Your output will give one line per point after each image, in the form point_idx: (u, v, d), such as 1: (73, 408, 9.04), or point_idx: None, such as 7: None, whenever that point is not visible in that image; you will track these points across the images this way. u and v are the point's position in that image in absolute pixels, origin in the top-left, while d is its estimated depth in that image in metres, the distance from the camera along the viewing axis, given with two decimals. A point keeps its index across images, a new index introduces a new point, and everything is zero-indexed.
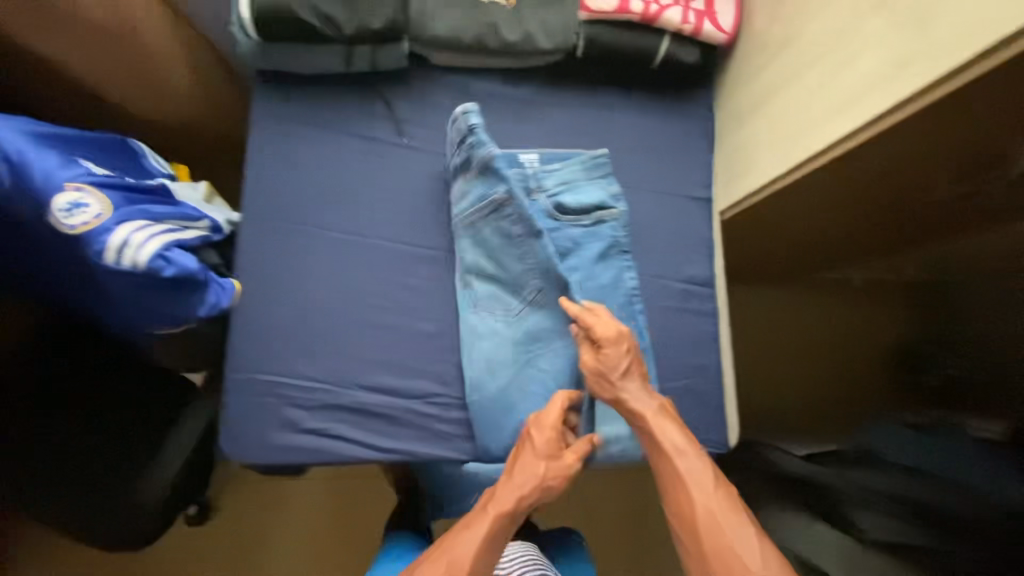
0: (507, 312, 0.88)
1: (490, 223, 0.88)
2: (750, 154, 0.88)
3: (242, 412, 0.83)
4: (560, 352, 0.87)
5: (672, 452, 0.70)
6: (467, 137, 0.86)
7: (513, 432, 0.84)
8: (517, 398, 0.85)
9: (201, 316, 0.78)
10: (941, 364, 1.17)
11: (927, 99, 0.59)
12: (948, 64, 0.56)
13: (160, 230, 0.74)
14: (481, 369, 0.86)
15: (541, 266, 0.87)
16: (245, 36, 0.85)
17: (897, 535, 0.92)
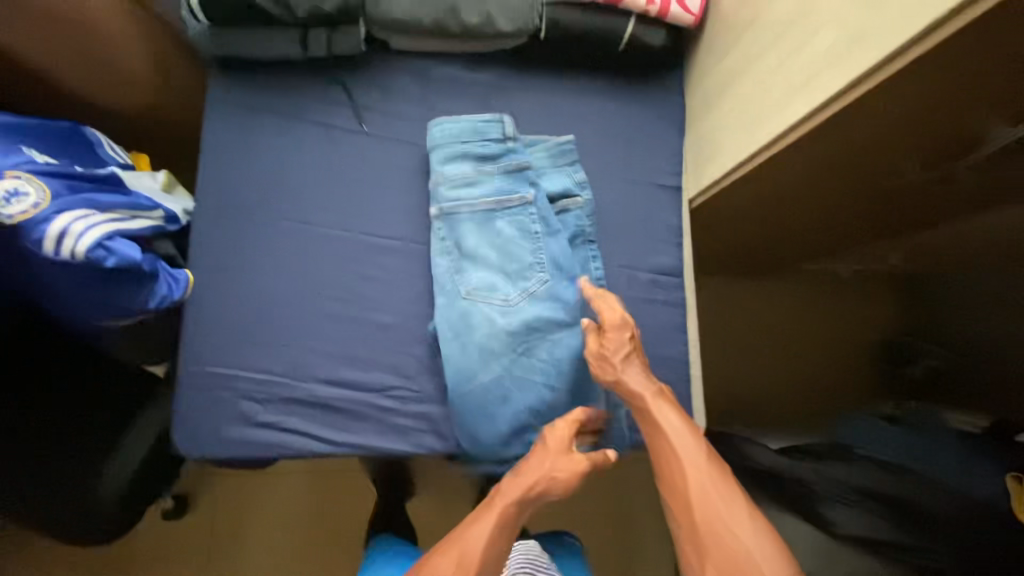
0: (506, 302, 0.84)
1: (506, 216, 0.87)
2: (719, 138, 0.85)
3: (195, 405, 0.82)
4: (557, 344, 0.84)
5: (666, 436, 0.73)
6: (507, 141, 0.89)
7: (507, 422, 0.82)
8: (516, 387, 0.82)
9: (152, 308, 0.77)
10: (925, 356, 1.17)
11: (882, 75, 0.56)
12: (905, 34, 0.53)
13: (103, 218, 0.72)
14: (475, 359, 0.82)
15: (551, 259, 0.86)
16: (195, 20, 0.83)
17: (870, 530, 0.93)
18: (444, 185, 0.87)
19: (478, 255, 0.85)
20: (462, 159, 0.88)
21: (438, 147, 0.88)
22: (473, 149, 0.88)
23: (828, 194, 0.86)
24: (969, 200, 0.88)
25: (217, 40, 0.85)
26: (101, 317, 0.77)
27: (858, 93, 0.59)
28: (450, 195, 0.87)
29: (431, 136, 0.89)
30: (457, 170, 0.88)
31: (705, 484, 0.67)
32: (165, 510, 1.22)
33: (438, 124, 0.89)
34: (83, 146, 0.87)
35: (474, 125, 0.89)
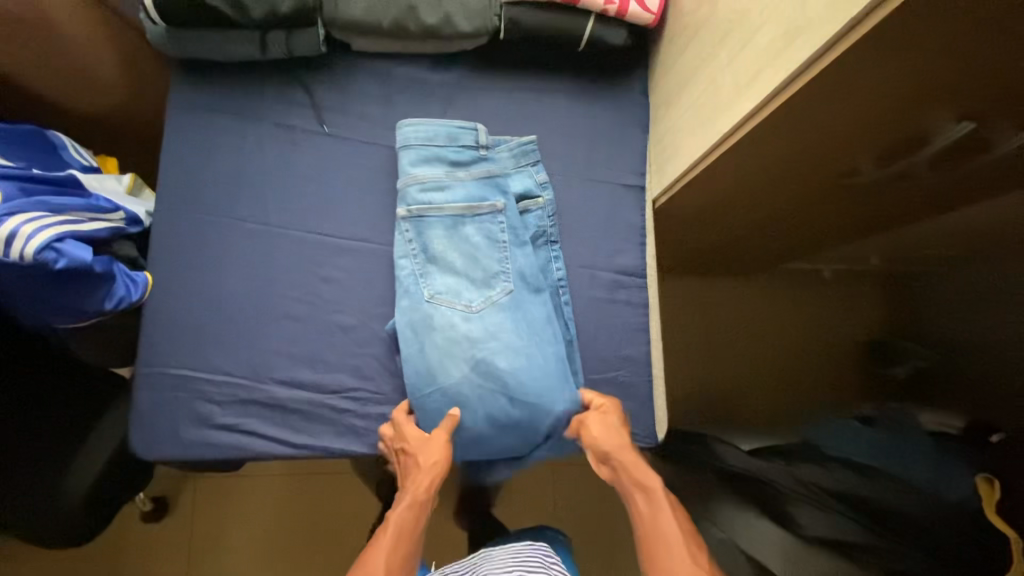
0: (468, 308, 0.83)
1: (474, 223, 0.86)
2: (679, 138, 0.85)
3: (152, 407, 0.82)
4: (517, 352, 0.82)
5: (661, 521, 0.69)
6: (480, 149, 0.89)
7: (469, 430, 0.81)
8: (474, 395, 0.81)
9: (110, 309, 0.77)
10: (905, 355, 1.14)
11: (808, 76, 0.57)
12: (827, 33, 0.53)
13: (56, 220, 0.71)
14: (435, 363, 0.81)
15: (518, 270, 0.85)
16: (153, 23, 0.83)
17: (833, 531, 0.89)
18: (415, 186, 0.86)
19: (443, 259, 0.85)
20: (435, 162, 0.88)
21: (410, 148, 0.87)
22: (447, 153, 0.88)
23: (788, 192, 0.85)
24: (931, 198, 0.88)
25: (176, 43, 0.86)
26: (54, 321, 0.76)
27: (806, 79, 0.57)
28: (420, 197, 0.86)
29: (402, 136, 0.88)
30: (428, 172, 0.87)
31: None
32: (144, 513, 1.22)
33: (412, 125, 0.88)
34: (46, 148, 0.87)
35: (449, 132, 0.88)
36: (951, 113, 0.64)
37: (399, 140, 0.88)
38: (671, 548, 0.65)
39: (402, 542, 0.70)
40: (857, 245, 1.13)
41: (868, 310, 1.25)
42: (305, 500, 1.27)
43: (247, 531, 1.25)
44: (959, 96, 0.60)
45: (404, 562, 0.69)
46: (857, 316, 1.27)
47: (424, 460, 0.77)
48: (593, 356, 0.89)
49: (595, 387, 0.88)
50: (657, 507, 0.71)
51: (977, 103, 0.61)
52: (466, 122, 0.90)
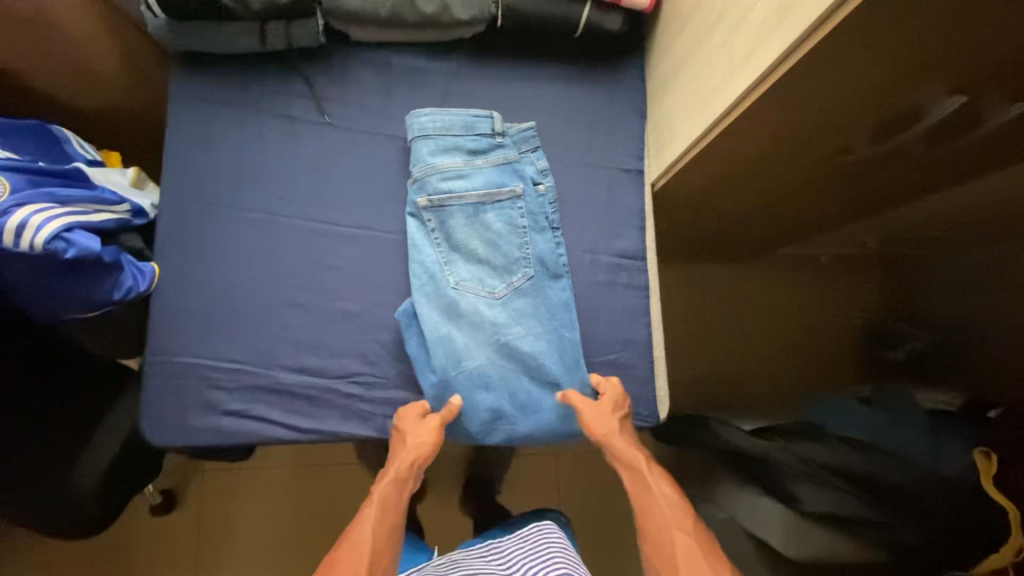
0: (492, 295, 0.86)
1: (495, 210, 0.88)
2: (676, 123, 0.86)
3: (163, 394, 0.84)
4: (538, 336, 0.85)
5: (656, 501, 0.73)
6: (496, 137, 0.90)
7: (487, 410, 0.84)
8: (498, 375, 0.85)
9: (116, 299, 0.78)
10: (905, 339, 1.19)
11: (800, 53, 0.58)
12: (816, 11, 0.54)
13: (63, 211, 0.72)
14: (463, 347, 0.84)
15: (538, 256, 0.88)
16: (153, 15, 0.84)
17: (831, 505, 0.94)
18: (435, 176, 0.87)
19: (466, 248, 0.87)
20: (453, 151, 0.89)
21: (428, 138, 0.88)
22: (465, 143, 0.89)
23: (783, 173, 0.86)
24: (924, 174, 0.89)
25: (177, 35, 0.86)
26: (63, 310, 0.77)
27: (800, 55, 0.58)
28: (440, 186, 0.87)
29: (418, 125, 0.88)
30: (448, 161, 0.88)
31: (684, 549, 0.65)
32: (152, 505, 1.23)
33: (427, 115, 0.88)
34: (49, 142, 0.88)
35: (466, 121, 0.89)
36: (941, 87, 0.65)
37: (416, 129, 0.88)
38: (658, 517, 0.70)
39: (388, 519, 0.73)
40: (854, 227, 1.14)
41: (862, 294, 1.30)
42: (314, 490, 1.29)
43: (257, 520, 1.27)
44: (955, 67, 0.61)
45: (389, 534, 0.71)
46: (855, 299, 1.31)
47: (419, 445, 0.79)
48: (595, 338, 0.90)
49: (596, 368, 0.89)
50: (644, 482, 0.76)
51: (966, 76, 0.63)
52: (485, 110, 0.91)
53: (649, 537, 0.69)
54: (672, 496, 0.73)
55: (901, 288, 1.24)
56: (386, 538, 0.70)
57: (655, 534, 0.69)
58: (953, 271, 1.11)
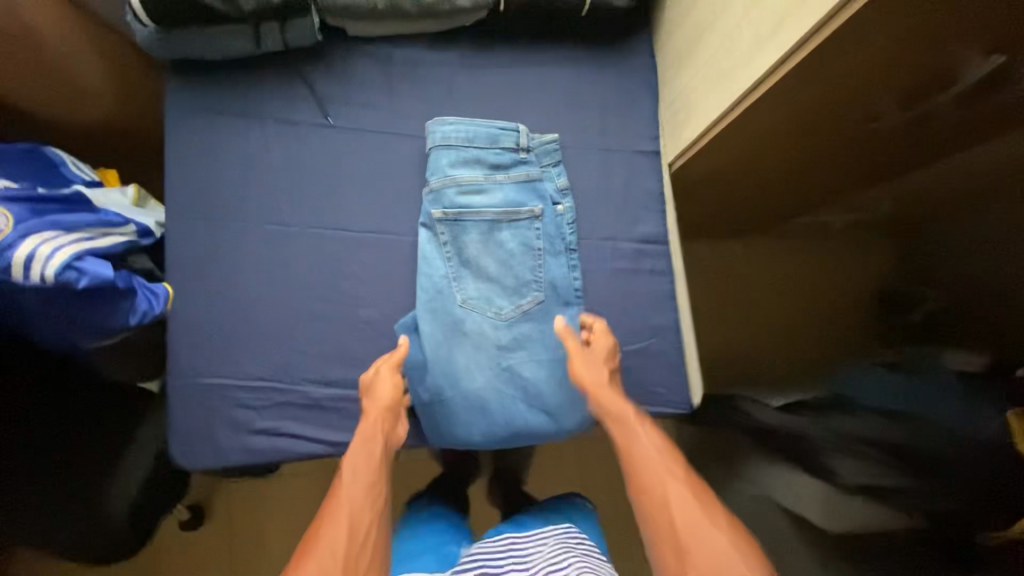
0: (499, 315, 0.83)
1: (511, 229, 0.85)
2: (693, 102, 0.83)
3: (191, 418, 0.82)
4: (541, 362, 0.83)
5: (645, 451, 0.72)
6: (520, 152, 0.87)
7: (504, 424, 0.82)
8: (497, 401, 0.82)
9: (134, 324, 0.76)
10: (923, 301, 1.19)
11: (832, 28, 0.55)
12: None
13: (72, 238, 0.71)
14: (463, 368, 0.82)
15: (550, 280, 0.85)
16: (140, 24, 0.80)
17: (874, 478, 0.93)
18: (453, 188, 0.84)
19: (477, 264, 0.84)
20: (474, 164, 0.85)
21: (449, 148, 0.85)
22: (487, 156, 0.86)
23: (807, 145, 0.84)
24: (949, 138, 0.87)
25: (167, 44, 0.82)
26: (80, 341, 0.75)
27: (832, 27, 0.55)
28: (458, 200, 0.84)
29: (441, 133, 0.85)
30: (468, 174, 0.85)
31: (679, 499, 0.65)
32: (182, 521, 1.23)
33: (451, 123, 0.85)
34: (45, 166, 0.86)
35: (492, 134, 0.86)
36: (978, 48, 0.62)
37: (439, 137, 0.85)
38: (653, 467, 0.69)
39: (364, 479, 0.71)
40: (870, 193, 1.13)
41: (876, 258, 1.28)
42: None
43: (289, 528, 1.27)
44: (992, 28, 0.58)
45: (369, 493, 0.70)
46: (868, 262, 1.28)
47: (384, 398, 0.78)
48: (623, 327, 0.88)
49: (625, 359, 0.88)
50: (632, 432, 0.74)
51: (1008, 34, 0.60)
52: (514, 124, 0.88)
53: (641, 487, 0.68)
54: (661, 446, 0.72)
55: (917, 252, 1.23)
56: (366, 498, 0.69)
57: (649, 484, 0.68)
58: (960, 233, 1.12)
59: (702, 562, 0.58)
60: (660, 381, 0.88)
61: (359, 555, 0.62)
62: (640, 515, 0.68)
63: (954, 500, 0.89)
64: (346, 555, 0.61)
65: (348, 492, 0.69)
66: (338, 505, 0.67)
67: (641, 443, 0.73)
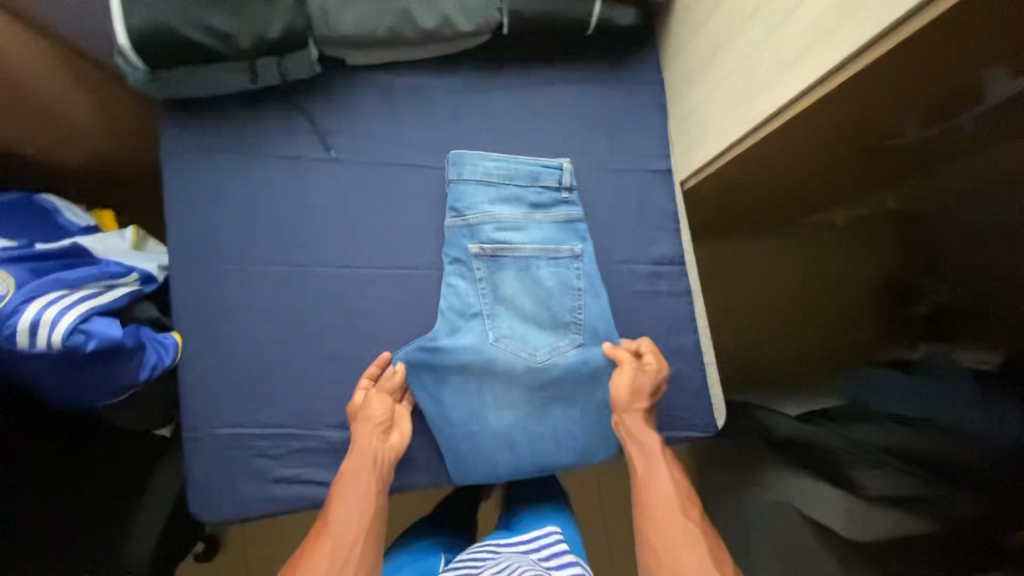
0: (532, 356, 0.81)
1: (550, 267, 0.83)
2: (707, 122, 0.81)
3: (209, 470, 0.80)
4: (578, 401, 0.83)
5: (661, 485, 0.72)
6: (563, 191, 0.85)
7: (531, 459, 0.82)
8: (527, 438, 0.82)
9: (145, 379, 0.74)
10: (926, 294, 0.94)
11: (873, 55, 0.53)
12: (894, 12, 0.49)
13: (77, 298, 0.68)
14: (492, 404, 0.81)
15: (591, 322, 0.83)
16: (131, 66, 0.76)
17: (892, 488, 0.91)
18: (490, 224, 0.83)
19: (513, 302, 0.82)
20: (514, 202, 0.84)
21: (488, 185, 0.84)
22: (527, 195, 0.84)
23: (826, 159, 0.82)
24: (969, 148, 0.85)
25: (162, 83, 0.79)
26: (91, 400, 0.73)
27: (878, 52, 0.52)
28: (495, 236, 0.83)
29: (483, 168, 0.84)
30: (507, 212, 0.83)
31: (683, 535, 0.65)
32: (195, 553, 1.21)
33: (488, 159, 0.84)
34: (38, 216, 0.83)
35: (534, 171, 0.84)
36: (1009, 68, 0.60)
37: (480, 173, 0.84)
38: (663, 500, 0.70)
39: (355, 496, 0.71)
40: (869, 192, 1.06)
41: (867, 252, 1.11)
42: None
43: None
44: None
45: (362, 514, 0.69)
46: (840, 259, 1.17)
47: (371, 413, 0.77)
48: None
49: None
50: (653, 461, 0.75)
51: None
52: (560, 160, 0.86)
53: (647, 516, 0.69)
54: (677, 480, 0.73)
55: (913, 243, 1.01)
56: (355, 516, 0.68)
57: (660, 516, 0.68)
58: (956, 229, 0.90)
59: None
60: (684, 406, 0.87)
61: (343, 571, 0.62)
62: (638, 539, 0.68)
63: (972, 503, 0.78)
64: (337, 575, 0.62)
65: (338, 512, 0.68)
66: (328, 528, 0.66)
67: (661, 472, 0.74)
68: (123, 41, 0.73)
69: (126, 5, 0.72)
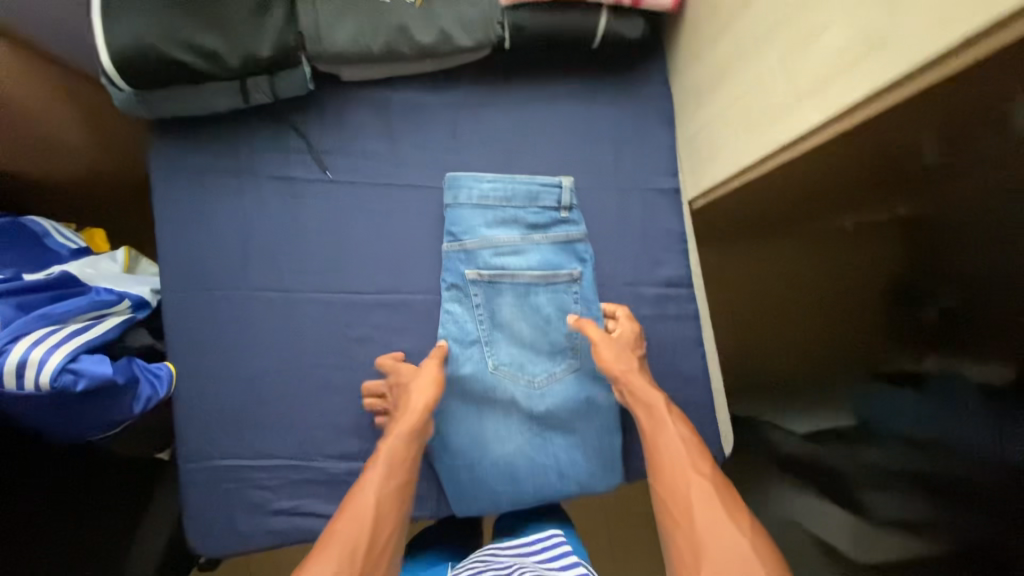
0: (531, 383, 0.80)
1: (549, 292, 0.81)
2: (717, 142, 0.78)
3: (206, 502, 0.79)
4: (576, 431, 0.81)
5: (674, 442, 0.70)
6: (562, 211, 0.82)
7: (533, 490, 0.80)
8: (527, 467, 0.80)
9: (139, 413, 0.72)
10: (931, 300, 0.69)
11: (895, 95, 0.49)
12: (919, 53, 0.45)
13: (65, 334, 0.67)
14: (491, 434, 0.79)
15: (587, 347, 0.81)
16: (116, 88, 0.73)
17: (898, 513, 0.78)
18: (488, 249, 0.80)
19: (511, 328, 0.80)
20: (511, 224, 0.81)
21: (484, 208, 0.81)
22: (525, 216, 0.81)
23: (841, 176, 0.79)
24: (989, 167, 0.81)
25: (150, 104, 0.76)
26: (84, 434, 0.72)
27: (912, 90, 0.47)
28: (492, 261, 0.80)
29: (478, 191, 0.81)
30: (505, 236, 0.81)
31: (701, 499, 0.63)
32: None
33: (486, 181, 0.81)
34: (26, 239, 0.80)
35: (531, 191, 0.81)
36: None
37: (476, 196, 0.81)
38: (677, 463, 0.68)
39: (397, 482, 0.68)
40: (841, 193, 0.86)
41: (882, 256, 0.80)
42: None
43: None
44: None
45: (395, 500, 0.66)
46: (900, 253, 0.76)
47: (422, 391, 0.73)
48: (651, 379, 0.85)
49: None
50: (662, 421, 0.73)
51: None
52: (560, 178, 0.83)
53: (663, 484, 0.67)
54: (689, 439, 0.71)
55: (913, 249, 0.75)
56: (392, 503, 0.66)
57: (672, 478, 0.67)
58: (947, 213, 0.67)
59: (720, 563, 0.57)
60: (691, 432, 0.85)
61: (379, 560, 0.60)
62: (658, 505, 0.66)
63: (971, 525, 0.65)
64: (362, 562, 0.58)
65: (367, 494, 0.65)
66: (356, 509, 0.63)
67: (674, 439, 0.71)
68: (106, 64, 0.70)
69: (108, 26, 0.69)
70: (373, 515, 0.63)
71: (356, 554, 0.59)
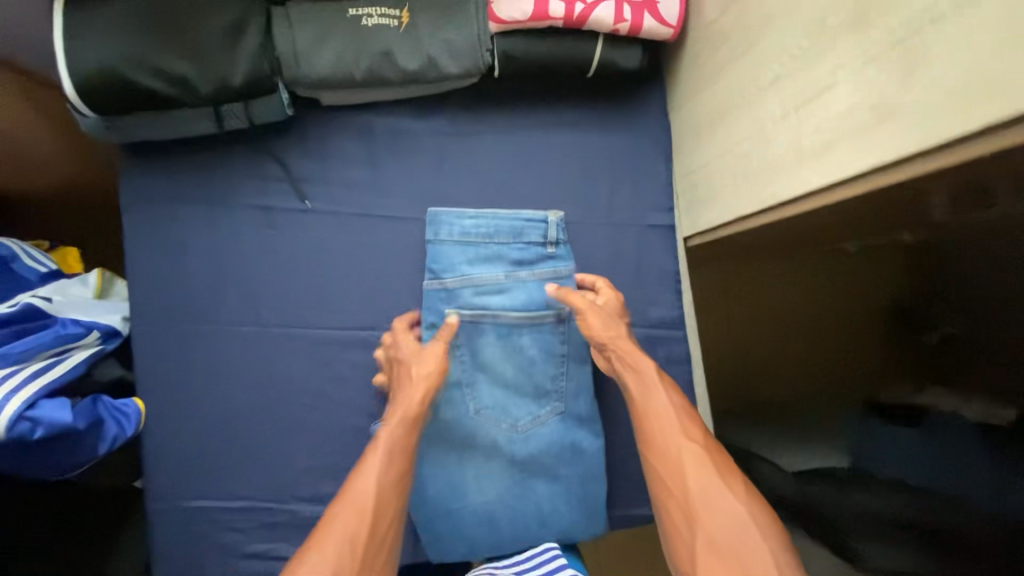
0: (514, 428, 0.77)
1: (533, 334, 0.77)
2: (715, 183, 0.74)
3: (176, 544, 0.77)
4: (558, 476, 0.78)
5: (662, 406, 0.69)
6: (549, 246, 0.78)
7: (512, 540, 0.77)
8: (507, 516, 0.77)
9: (104, 453, 0.70)
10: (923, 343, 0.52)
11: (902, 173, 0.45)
12: (927, 138, 0.41)
13: (24, 377, 0.63)
14: (470, 480, 0.77)
15: (572, 390, 0.79)
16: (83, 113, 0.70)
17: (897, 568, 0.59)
18: (469, 288, 0.76)
19: (493, 369, 0.77)
20: (495, 261, 0.77)
21: (465, 244, 0.77)
22: (509, 252, 0.77)
23: None
24: None
25: (120, 129, 0.72)
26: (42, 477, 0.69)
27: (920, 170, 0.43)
28: (474, 301, 0.76)
29: (461, 228, 0.77)
30: (488, 274, 0.76)
31: (695, 465, 0.63)
32: None
33: (470, 216, 0.77)
34: None
35: (517, 227, 0.77)
36: None
37: (458, 233, 0.76)
38: (665, 426, 0.67)
39: (399, 465, 0.65)
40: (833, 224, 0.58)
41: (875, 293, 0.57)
42: None
43: None
44: None
45: (398, 481, 0.65)
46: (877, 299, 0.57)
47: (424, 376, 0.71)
48: None
49: None
50: (651, 385, 0.71)
51: None
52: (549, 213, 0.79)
53: (653, 452, 0.66)
54: (679, 405, 0.69)
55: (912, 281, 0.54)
56: (396, 494, 0.64)
57: (662, 444, 0.66)
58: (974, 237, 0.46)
59: (715, 535, 0.58)
60: None
61: (379, 550, 0.60)
62: (649, 471, 0.66)
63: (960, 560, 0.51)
64: (363, 551, 0.57)
65: (364, 480, 0.63)
66: (353, 498, 0.61)
67: (661, 407, 0.69)
68: (69, 90, 0.66)
69: (71, 49, 0.65)
70: (373, 502, 0.61)
71: (358, 542, 0.58)
